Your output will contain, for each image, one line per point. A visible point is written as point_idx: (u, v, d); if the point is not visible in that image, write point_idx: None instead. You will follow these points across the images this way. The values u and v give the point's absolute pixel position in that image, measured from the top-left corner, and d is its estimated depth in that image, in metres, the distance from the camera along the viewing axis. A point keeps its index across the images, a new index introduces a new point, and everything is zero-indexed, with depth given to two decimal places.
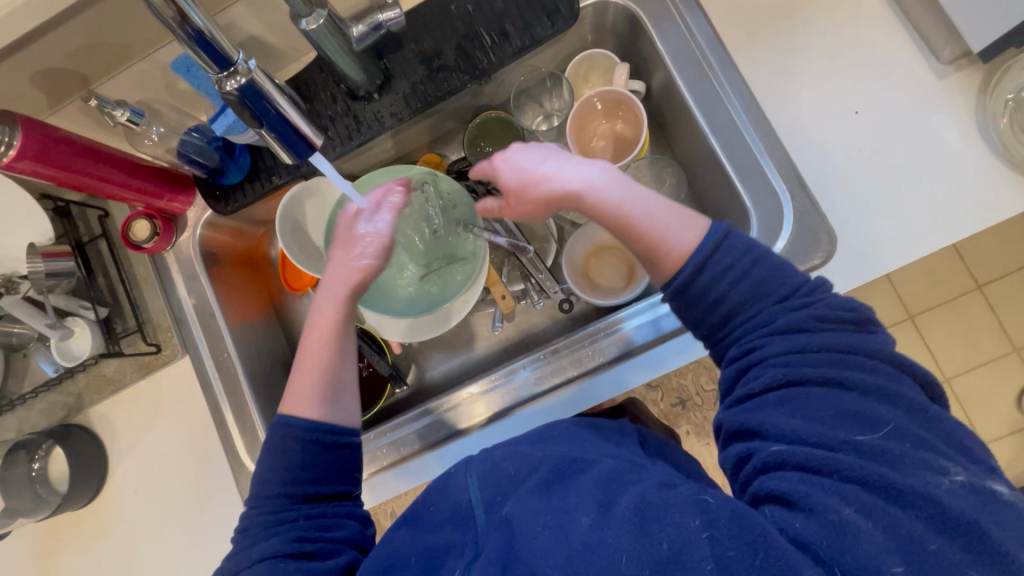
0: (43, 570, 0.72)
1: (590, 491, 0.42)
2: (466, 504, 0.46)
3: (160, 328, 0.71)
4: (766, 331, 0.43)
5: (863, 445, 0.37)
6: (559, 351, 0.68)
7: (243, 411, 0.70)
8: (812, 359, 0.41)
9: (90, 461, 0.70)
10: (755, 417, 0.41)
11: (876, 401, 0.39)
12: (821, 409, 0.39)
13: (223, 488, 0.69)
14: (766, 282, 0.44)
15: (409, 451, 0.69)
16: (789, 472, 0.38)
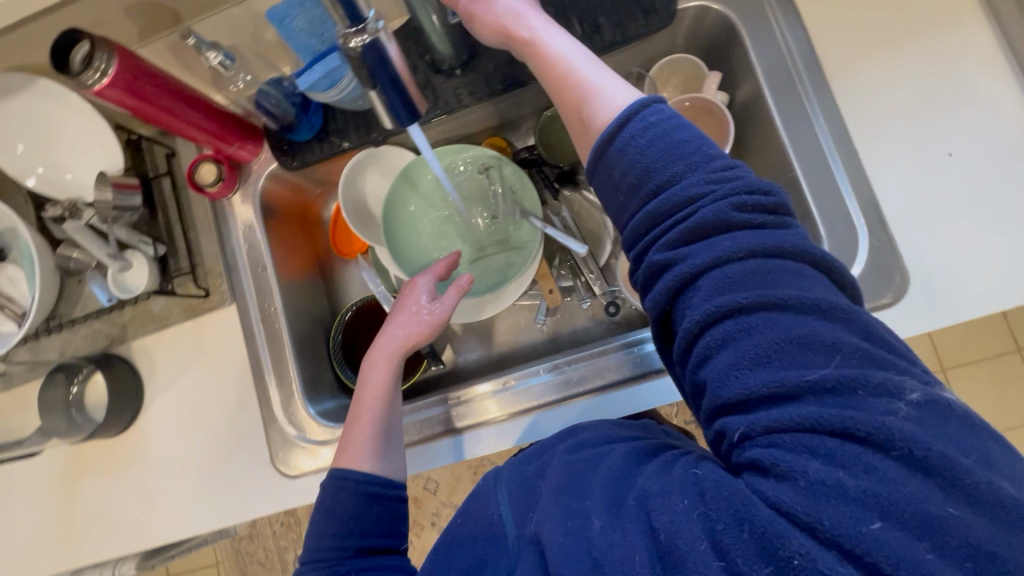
0: (68, 490, 0.74)
1: (602, 488, 0.39)
2: (494, 518, 0.46)
3: (211, 274, 0.72)
4: (691, 257, 0.37)
5: (813, 383, 0.32)
6: (576, 364, 0.67)
7: (282, 366, 0.71)
8: (745, 275, 0.35)
9: (127, 393, 0.71)
10: (708, 372, 0.36)
11: (815, 324, 0.33)
12: (761, 342, 0.34)
13: (252, 438, 0.70)
14: (683, 180, 0.38)
15: (428, 435, 0.68)
16: (755, 431, 0.34)
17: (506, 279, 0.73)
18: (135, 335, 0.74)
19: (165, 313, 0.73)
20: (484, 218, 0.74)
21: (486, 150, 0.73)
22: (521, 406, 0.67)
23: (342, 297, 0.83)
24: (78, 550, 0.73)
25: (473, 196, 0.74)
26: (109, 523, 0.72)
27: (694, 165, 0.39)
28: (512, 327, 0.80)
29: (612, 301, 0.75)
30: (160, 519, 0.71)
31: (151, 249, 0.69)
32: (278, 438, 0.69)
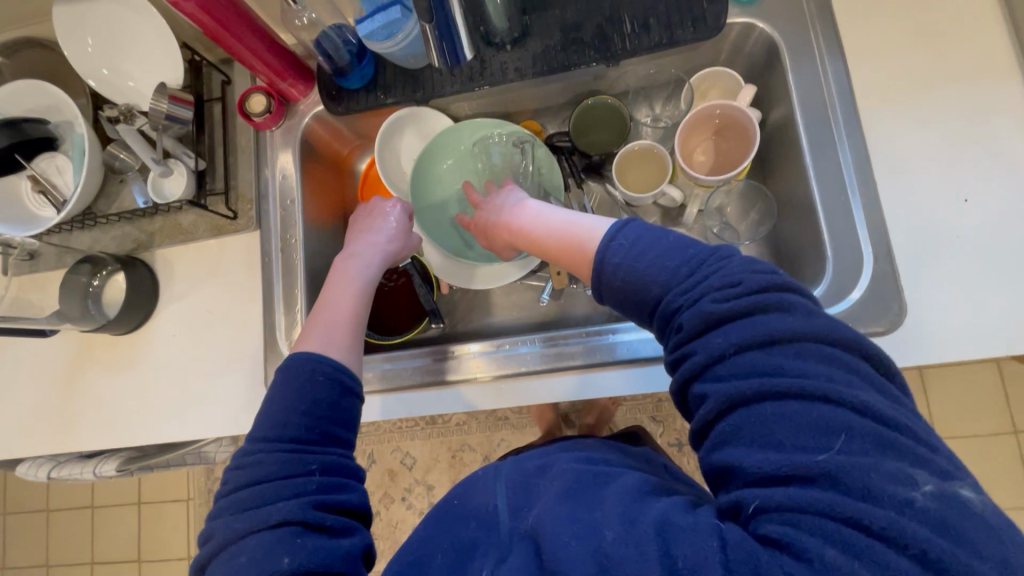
0: (70, 378, 0.77)
1: (617, 508, 0.43)
2: (491, 508, 0.52)
3: (243, 198, 0.76)
4: (699, 340, 0.42)
5: (824, 468, 0.35)
6: (561, 342, 0.69)
7: (291, 296, 0.74)
8: (751, 361, 0.39)
9: (143, 296, 0.75)
10: (721, 452, 0.39)
11: (822, 402, 0.36)
12: (775, 425, 0.37)
13: (252, 359, 0.73)
14: (696, 274, 0.44)
15: (415, 383, 0.71)
16: (773, 515, 0.36)
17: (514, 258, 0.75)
18: (161, 245, 0.77)
19: (193, 229, 0.77)
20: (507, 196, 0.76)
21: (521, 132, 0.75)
22: (504, 370, 0.69)
23: None
24: (70, 436, 0.76)
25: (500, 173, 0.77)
26: (104, 416, 0.76)
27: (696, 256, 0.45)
28: (516, 304, 0.83)
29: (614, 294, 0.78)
30: (154, 420, 0.75)
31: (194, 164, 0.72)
32: (276, 363, 0.72)
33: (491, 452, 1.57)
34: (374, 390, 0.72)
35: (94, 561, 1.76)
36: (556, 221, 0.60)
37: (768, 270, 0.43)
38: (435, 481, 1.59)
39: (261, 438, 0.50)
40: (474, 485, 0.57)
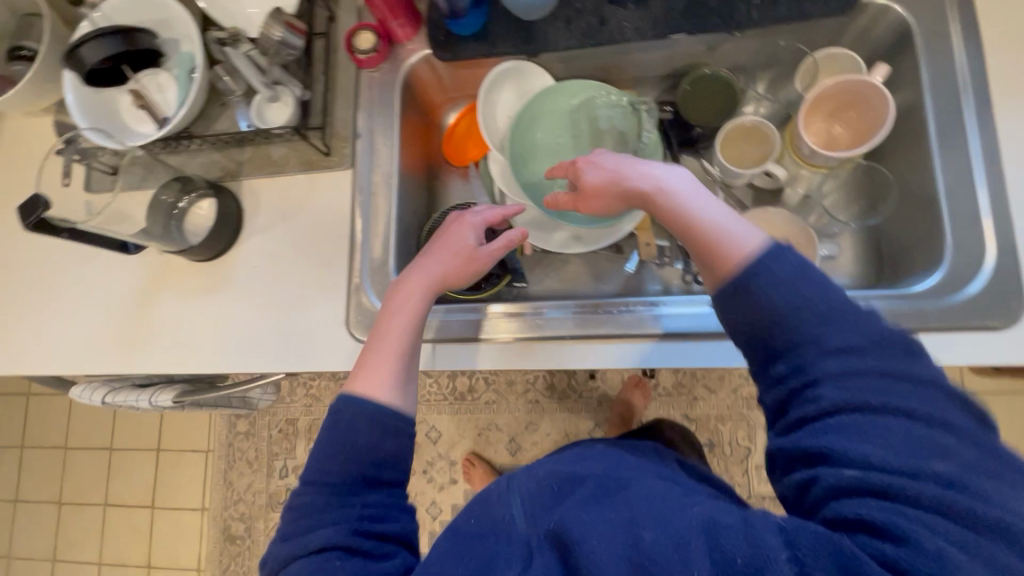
0: (146, 299, 0.76)
1: (654, 511, 0.44)
2: (509, 520, 0.51)
3: (337, 136, 0.75)
4: (822, 349, 0.44)
5: (938, 474, 0.39)
6: (594, 309, 0.69)
7: (380, 236, 0.72)
8: (874, 380, 0.42)
9: (229, 223, 0.74)
10: (823, 441, 0.42)
11: (933, 423, 0.41)
12: (895, 438, 0.41)
13: (333, 297, 0.72)
14: (817, 292, 0.45)
15: (452, 336, 0.70)
16: (868, 499, 0.40)
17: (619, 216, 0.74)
18: (249, 175, 0.76)
19: (283, 162, 0.76)
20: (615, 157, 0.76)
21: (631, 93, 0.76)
22: (536, 335, 0.69)
23: (442, 199, 0.86)
24: (140, 358, 0.76)
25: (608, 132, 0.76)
26: (177, 341, 0.75)
27: (836, 289, 0.45)
28: (596, 273, 0.81)
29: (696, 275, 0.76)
30: (227, 348, 0.74)
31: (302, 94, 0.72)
32: (358, 303, 0.71)
33: (518, 433, 1.55)
34: (452, 339, 0.70)
35: (106, 503, 1.75)
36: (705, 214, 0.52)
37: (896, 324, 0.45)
38: (458, 457, 1.57)
39: (307, 473, 0.52)
40: (489, 504, 0.55)
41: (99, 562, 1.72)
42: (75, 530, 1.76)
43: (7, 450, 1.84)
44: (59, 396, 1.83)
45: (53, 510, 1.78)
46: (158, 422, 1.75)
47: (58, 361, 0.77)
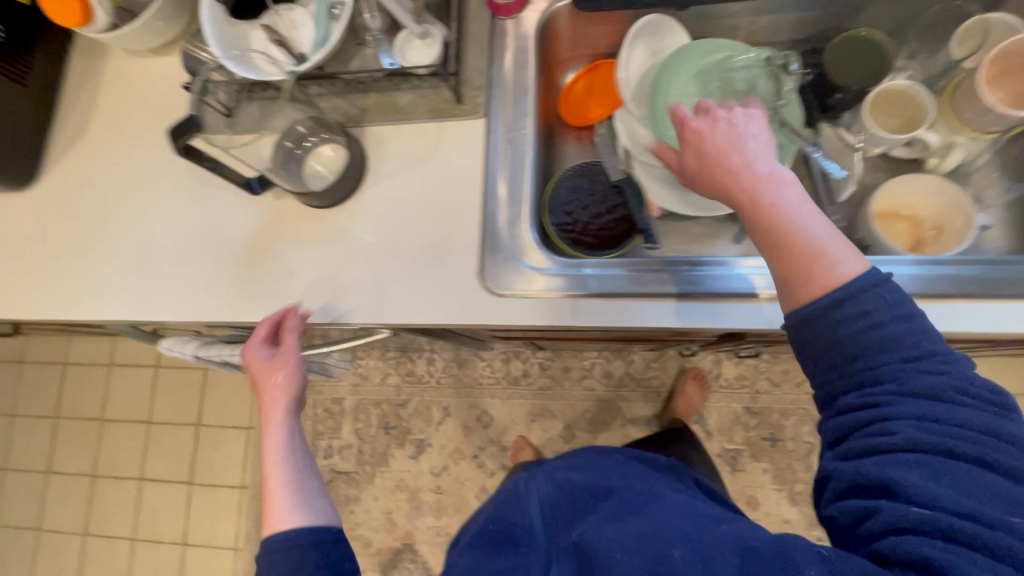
0: (263, 245, 0.74)
1: (679, 522, 0.51)
2: (528, 525, 0.58)
3: (469, 84, 0.72)
4: (900, 389, 0.43)
5: (1011, 525, 0.38)
6: (651, 266, 0.68)
7: (514, 187, 0.71)
8: (956, 434, 0.42)
9: (354, 168, 0.71)
10: (898, 471, 0.41)
11: (1013, 479, 0.40)
12: (970, 480, 0.40)
13: (463, 249, 0.70)
14: (904, 338, 0.44)
15: (542, 289, 0.68)
16: (931, 538, 0.39)
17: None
18: (373, 121, 0.74)
19: (410, 110, 0.73)
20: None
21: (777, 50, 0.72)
22: (582, 293, 0.67)
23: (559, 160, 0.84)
24: (254, 303, 0.73)
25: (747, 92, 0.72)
26: (292, 288, 0.73)
27: (935, 346, 0.44)
28: (720, 240, 0.79)
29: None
30: (347, 297, 0.71)
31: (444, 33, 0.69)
32: (491, 248, 0.70)
33: (572, 421, 1.52)
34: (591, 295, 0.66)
35: (141, 477, 1.71)
36: (802, 229, 0.47)
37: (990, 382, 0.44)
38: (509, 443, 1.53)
39: None
40: (517, 502, 0.62)
41: (132, 537, 1.68)
42: (109, 503, 1.71)
43: (43, 419, 1.79)
44: (100, 366, 1.79)
45: (86, 483, 1.73)
46: (200, 396, 1.72)
47: (177, 305, 0.76)
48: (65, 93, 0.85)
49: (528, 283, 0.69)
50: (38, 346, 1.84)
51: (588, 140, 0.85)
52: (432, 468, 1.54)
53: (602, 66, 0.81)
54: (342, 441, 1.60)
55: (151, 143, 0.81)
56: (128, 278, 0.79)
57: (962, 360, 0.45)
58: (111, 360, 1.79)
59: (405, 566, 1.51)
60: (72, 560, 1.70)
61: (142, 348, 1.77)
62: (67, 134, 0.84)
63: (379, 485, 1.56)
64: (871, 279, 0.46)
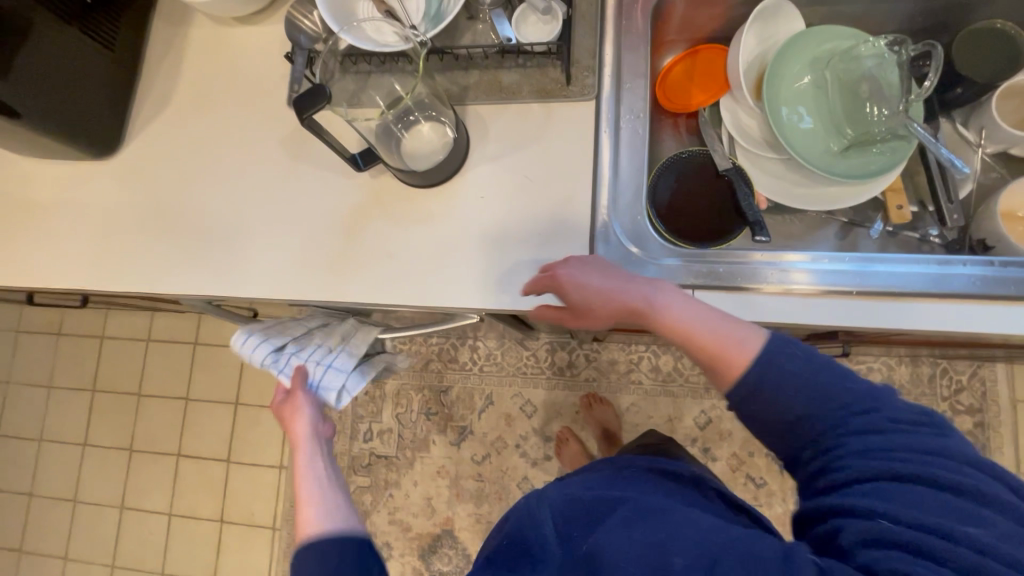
0: (358, 223, 0.72)
1: (691, 530, 0.45)
2: (539, 538, 0.49)
3: (579, 65, 0.70)
4: (841, 428, 0.47)
5: (971, 541, 0.39)
6: (742, 261, 0.66)
7: (621, 175, 0.70)
8: (899, 457, 0.44)
9: (459, 147, 0.69)
10: (855, 498, 0.43)
11: (971, 493, 0.41)
12: (917, 502, 0.41)
13: (570, 234, 0.68)
14: (833, 385, 0.48)
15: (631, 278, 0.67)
16: (891, 553, 0.40)
17: (881, 173, 0.69)
18: (476, 100, 0.71)
19: (515, 89, 0.71)
20: (878, 110, 0.71)
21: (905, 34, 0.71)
22: (680, 285, 0.66)
23: (658, 148, 0.80)
24: (347, 284, 0.71)
25: (872, 82, 0.71)
26: (389, 270, 0.70)
27: (861, 386, 0.48)
28: (826, 235, 0.76)
29: (923, 241, 0.73)
30: (446, 281, 0.69)
31: (564, 10, 0.68)
32: (605, 226, 0.68)
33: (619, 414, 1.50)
34: (700, 285, 0.67)
35: (179, 454, 1.66)
36: (702, 325, 0.55)
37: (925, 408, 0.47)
38: (553, 434, 1.52)
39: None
40: (522, 509, 0.53)
41: (169, 514, 1.63)
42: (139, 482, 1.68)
43: (76, 393, 1.74)
44: (137, 342, 1.73)
45: (122, 458, 1.69)
46: (239, 376, 1.66)
47: (264, 282, 0.74)
48: (148, 62, 0.83)
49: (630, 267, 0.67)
50: (73, 319, 1.77)
51: (683, 128, 0.81)
52: (474, 455, 1.53)
53: (702, 51, 0.78)
54: (383, 425, 1.59)
55: (238, 116, 0.79)
56: (211, 253, 0.76)
57: (893, 393, 0.48)
58: (148, 337, 1.73)
59: (444, 552, 1.50)
60: (107, 536, 1.66)
61: (181, 325, 1.71)
62: (150, 105, 0.82)
63: (419, 471, 1.56)
64: (778, 343, 0.51)
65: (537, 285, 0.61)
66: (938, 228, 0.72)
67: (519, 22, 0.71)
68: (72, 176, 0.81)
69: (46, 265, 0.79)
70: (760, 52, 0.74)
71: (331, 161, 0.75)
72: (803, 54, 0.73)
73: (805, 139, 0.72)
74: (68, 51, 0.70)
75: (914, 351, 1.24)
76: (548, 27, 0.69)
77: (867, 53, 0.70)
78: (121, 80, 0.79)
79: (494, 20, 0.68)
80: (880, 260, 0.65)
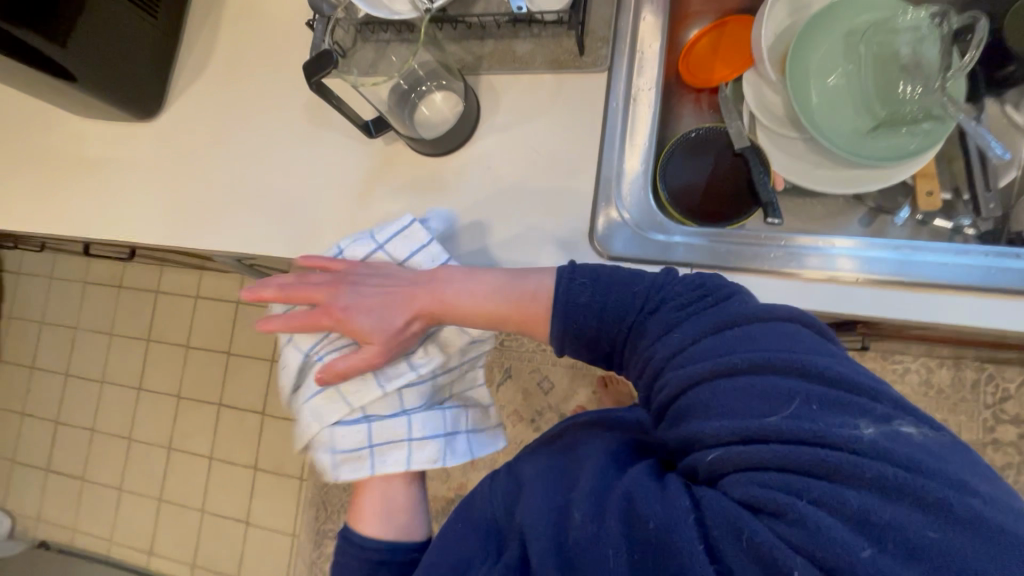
0: (371, 188, 0.75)
1: (588, 481, 0.45)
2: (493, 515, 0.51)
3: (593, 36, 0.70)
4: (665, 340, 0.48)
5: (772, 428, 0.38)
6: (754, 244, 0.65)
7: (630, 149, 0.69)
8: (709, 349, 0.44)
9: (468, 117, 0.70)
10: (686, 429, 0.43)
11: (786, 372, 0.40)
12: (739, 396, 0.40)
13: (574, 206, 0.68)
14: (665, 294, 0.51)
15: (632, 255, 0.66)
16: (738, 478, 0.38)
17: (910, 153, 0.65)
18: (489, 70, 0.72)
19: (528, 59, 0.71)
20: (912, 88, 0.67)
21: (948, 7, 0.67)
22: (685, 263, 0.65)
23: (677, 123, 0.78)
24: None
25: (908, 56, 0.67)
26: None
27: (669, 293, 0.51)
28: (850, 221, 0.72)
29: (957, 231, 0.69)
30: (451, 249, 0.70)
31: None
32: (608, 213, 0.67)
33: None
34: (707, 265, 0.65)
35: (220, 404, 1.78)
36: (493, 280, 0.60)
37: (716, 292, 0.49)
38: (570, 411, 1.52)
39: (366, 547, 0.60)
40: (475, 496, 0.55)
41: (210, 457, 1.77)
42: (182, 427, 1.82)
43: (133, 341, 1.90)
44: (186, 298, 1.86)
45: (170, 402, 1.83)
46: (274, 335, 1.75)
47: (283, 241, 0.78)
48: (188, 29, 0.88)
49: (652, 252, 0.66)
50: (132, 273, 1.92)
51: (706, 104, 0.79)
52: None
53: (730, 23, 0.75)
54: None
55: (267, 82, 0.83)
56: (236, 212, 0.81)
57: (694, 285, 0.51)
58: (196, 293, 1.85)
59: None
60: (156, 472, 1.82)
61: (225, 284, 1.83)
62: (189, 70, 0.87)
63: None
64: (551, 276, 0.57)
65: (320, 321, 0.62)
66: (973, 218, 0.69)
67: None
68: (120, 136, 0.88)
69: (96, 217, 0.86)
70: (791, 23, 0.71)
71: (350, 129, 0.78)
72: (835, 25, 0.70)
73: (830, 116, 0.69)
74: (116, 18, 0.76)
75: (958, 353, 1.15)
76: None
77: (905, 25, 0.67)
78: (164, 46, 0.85)
79: None
80: (919, 248, 0.62)
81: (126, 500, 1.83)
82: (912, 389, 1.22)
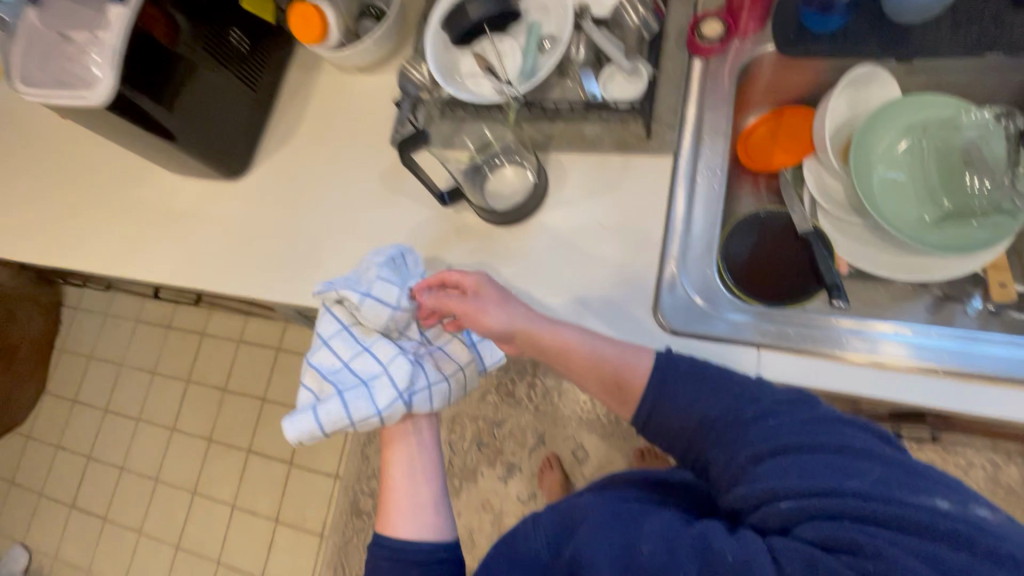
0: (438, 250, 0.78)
1: (655, 527, 0.47)
2: (540, 555, 0.52)
3: (661, 121, 0.74)
4: (749, 429, 0.50)
5: (854, 490, 0.43)
6: (820, 326, 0.64)
7: (692, 224, 0.71)
8: (795, 431, 0.48)
9: (538, 189, 0.74)
10: (763, 486, 0.47)
11: (863, 454, 0.45)
12: (821, 460, 0.46)
13: (638, 278, 0.70)
14: (752, 390, 0.53)
15: (696, 330, 0.66)
16: (812, 523, 0.43)
17: (980, 247, 0.65)
18: (559, 148, 0.76)
19: (596, 140, 0.75)
20: (979, 183, 0.70)
21: (1011, 109, 0.69)
22: (748, 343, 0.64)
23: (737, 202, 0.81)
24: None
25: (971, 153, 0.70)
26: None
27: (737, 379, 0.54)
28: (917, 307, 0.71)
29: None
30: None
31: (650, 70, 0.71)
32: (672, 287, 0.68)
33: None
34: (775, 345, 0.64)
35: (248, 450, 1.78)
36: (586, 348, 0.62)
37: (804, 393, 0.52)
38: None
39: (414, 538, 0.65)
40: (516, 534, 0.56)
41: (232, 505, 1.74)
42: (207, 473, 1.81)
43: (173, 381, 1.94)
44: (230, 341, 1.91)
45: (201, 445, 1.84)
46: None
47: None
48: (281, 100, 0.96)
49: (703, 326, 0.67)
50: (182, 315, 1.99)
51: (764, 186, 0.81)
52: (520, 493, 1.41)
53: (787, 113, 0.79)
54: None
55: (348, 150, 0.89)
56: (305, 266, 0.85)
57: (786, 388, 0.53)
58: (240, 337, 1.90)
59: None
60: (177, 516, 1.79)
61: (269, 331, 1.87)
62: (276, 136, 0.95)
63: (465, 501, 1.45)
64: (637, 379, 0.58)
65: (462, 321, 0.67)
66: None
67: (605, 80, 0.74)
68: (206, 192, 0.95)
69: (173, 265, 0.92)
70: (850, 116, 0.74)
71: (422, 195, 0.82)
72: (897, 120, 0.72)
73: (893, 204, 0.71)
74: (222, 89, 0.84)
75: None
76: (633, 87, 0.72)
77: (969, 124, 0.69)
78: (258, 114, 0.93)
79: (580, 78, 0.73)
80: (985, 339, 0.60)
81: (143, 544, 1.80)
82: (979, 487, 1.14)
